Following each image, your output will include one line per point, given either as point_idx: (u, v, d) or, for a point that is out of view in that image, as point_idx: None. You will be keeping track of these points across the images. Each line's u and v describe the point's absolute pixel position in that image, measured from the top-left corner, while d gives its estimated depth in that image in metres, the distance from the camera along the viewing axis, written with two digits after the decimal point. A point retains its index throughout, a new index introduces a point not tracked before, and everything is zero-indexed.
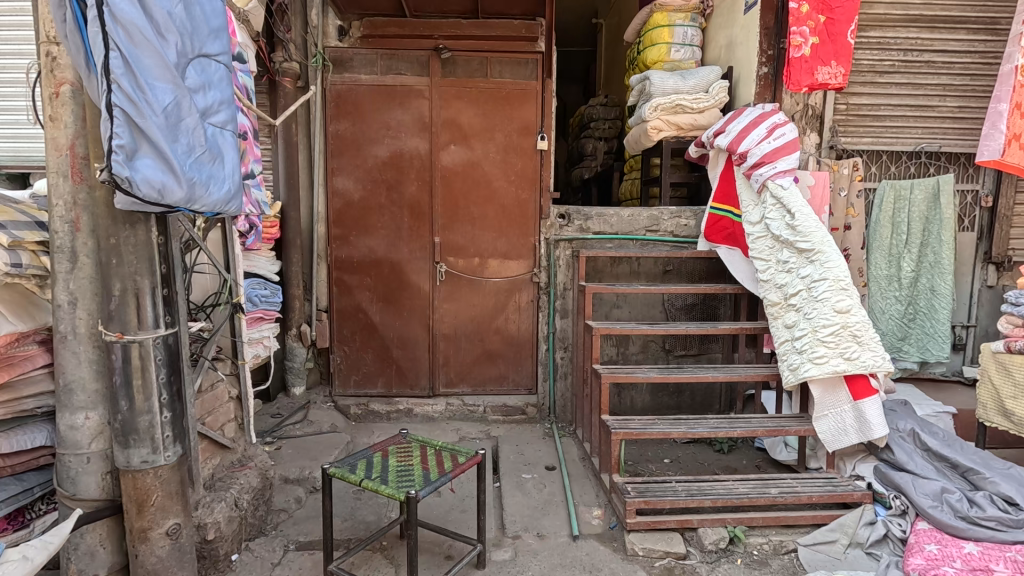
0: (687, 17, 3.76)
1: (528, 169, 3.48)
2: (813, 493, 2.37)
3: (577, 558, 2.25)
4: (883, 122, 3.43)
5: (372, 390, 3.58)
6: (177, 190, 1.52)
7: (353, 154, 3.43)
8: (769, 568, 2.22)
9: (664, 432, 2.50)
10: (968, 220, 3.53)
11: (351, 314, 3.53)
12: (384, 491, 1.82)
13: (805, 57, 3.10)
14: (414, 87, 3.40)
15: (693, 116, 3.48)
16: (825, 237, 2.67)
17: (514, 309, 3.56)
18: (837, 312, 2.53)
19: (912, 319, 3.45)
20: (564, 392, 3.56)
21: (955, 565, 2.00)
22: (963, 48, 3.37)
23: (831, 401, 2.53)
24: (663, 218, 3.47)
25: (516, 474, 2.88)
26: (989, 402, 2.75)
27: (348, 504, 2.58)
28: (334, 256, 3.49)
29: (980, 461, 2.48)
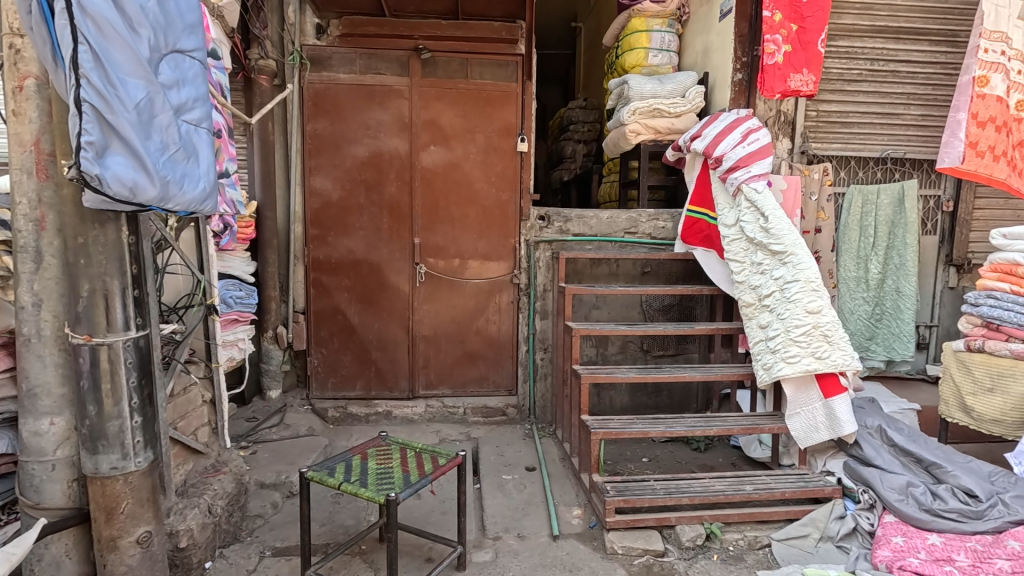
0: (664, 23, 3.84)
1: (507, 170, 3.50)
2: (786, 489, 2.44)
3: (557, 557, 2.26)
4: (851, 128, 3.55)
5: (351, 392, 3.53)
6: (149, 189, 1.48)
7: (331, 154, 3.38)
8: (743, 563, 2.27)
9: (642, 431, 2.53)
10: (931, 224, 3.67)
11: (329, 316, 3.48)
12: (364, 494, 1.80)
13: (778, 64, 3.19)
14: (394, 87, 3.37)
15: (670, 120, 3.56)
16: (797, 239, 2.75)
17: (495, 310, 3.57)
18: (808, 312, 2.61)
19: (880, 319, 3.57)
20: (544, 393, 3.58)
21: (919, 555, 2.08)
22: (925, 59, 3.51)
23: (803, 399, 2.60)
24: (641, 220, 3.53)
25: (497, 475, 2.89)
26: (950, 398, 2.85)
27: (327, 508, 2.55)
28: (312, 256, 3.43)
29: (942, 455, 2.57)
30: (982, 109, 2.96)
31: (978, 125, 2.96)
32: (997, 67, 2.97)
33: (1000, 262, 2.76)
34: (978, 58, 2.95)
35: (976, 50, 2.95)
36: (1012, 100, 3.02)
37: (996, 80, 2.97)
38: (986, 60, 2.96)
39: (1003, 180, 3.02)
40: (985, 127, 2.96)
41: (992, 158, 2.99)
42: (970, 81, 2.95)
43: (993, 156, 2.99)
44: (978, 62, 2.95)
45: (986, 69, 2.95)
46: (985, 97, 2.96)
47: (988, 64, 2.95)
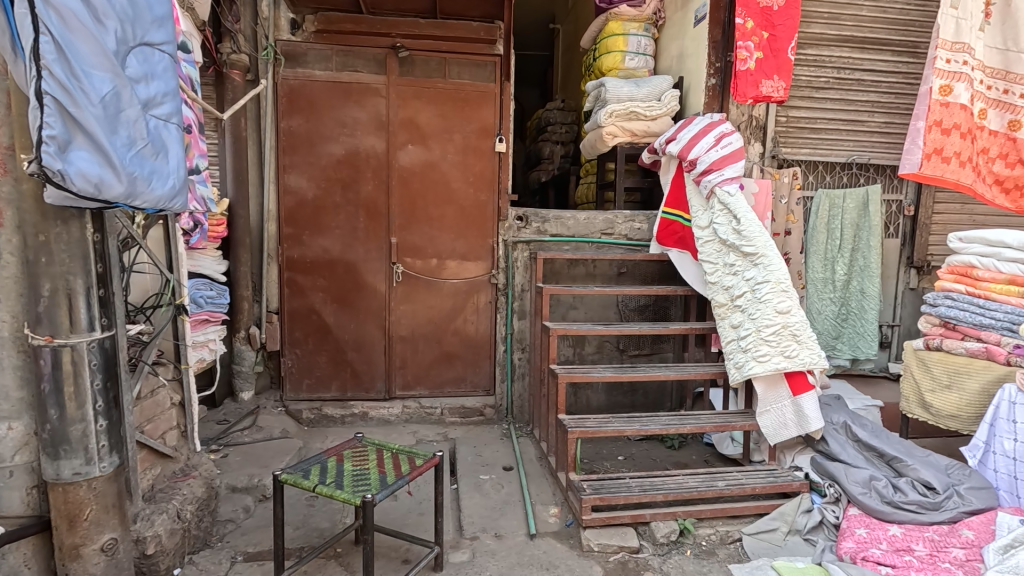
0: (640, 27, 3.91)
1: (485, 170, 3.50)
2: (756, 484, 2.50)
3: (534, 556, 2.28)
4: (820, 134, 3.67)
5: (326, 394, 3.49)
6: (115, 185, 1.44)
7: (306, 152, 3.33)
8: (716, 557, 2.32)
9: (618, 430, 2.56)
10: (893, 227, 3.81)
11: (303, 316, 3.42)
12: (339, 496, 1.77)
13: (750, 70, 3.27)
14: (371, 85, 3.34)
15: (646, 123, 3.62)
16: (767, 241, 2.82)
17: (472, 310, 3.57)
18: (778, 313, 2.68)
19: (845, 319, 3.69)
20: (521, 393, 3.59)
21: (881, 546, 2.17)
22: (888, 68, 3.65)
23: (773, 397, 2.67)
24: (618, 222, 3.57)
25: (474, 475, 2.89)
26: (910, 395, 2.96)
27: (301, 511, 2.51)
28: (286, 255, 3.37)
29: (903, 449, 2.65)
30: (946, 117, 3.03)
31: (941, 133, 3.03)
32: (960, 77, 3.03)
33: (956, 265, 2.90)
34: (940, 68, 3.00)
35: (938, 60, 3.00)
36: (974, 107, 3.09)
37: (959, 89, 3.03)
38: (948, 69, 3.01)
39: (969, 186, 3.12)
40: (948, 135, 3.04)
41: (958, 164, 3.08)
42: (933, 90, 3.00)
43: (960, 163, 3.08)
44: (939, 71, 3.01)
45: (947, 79, 3.01)
46: (947, 106, 3.02)
47: (949, 74, 3.01)
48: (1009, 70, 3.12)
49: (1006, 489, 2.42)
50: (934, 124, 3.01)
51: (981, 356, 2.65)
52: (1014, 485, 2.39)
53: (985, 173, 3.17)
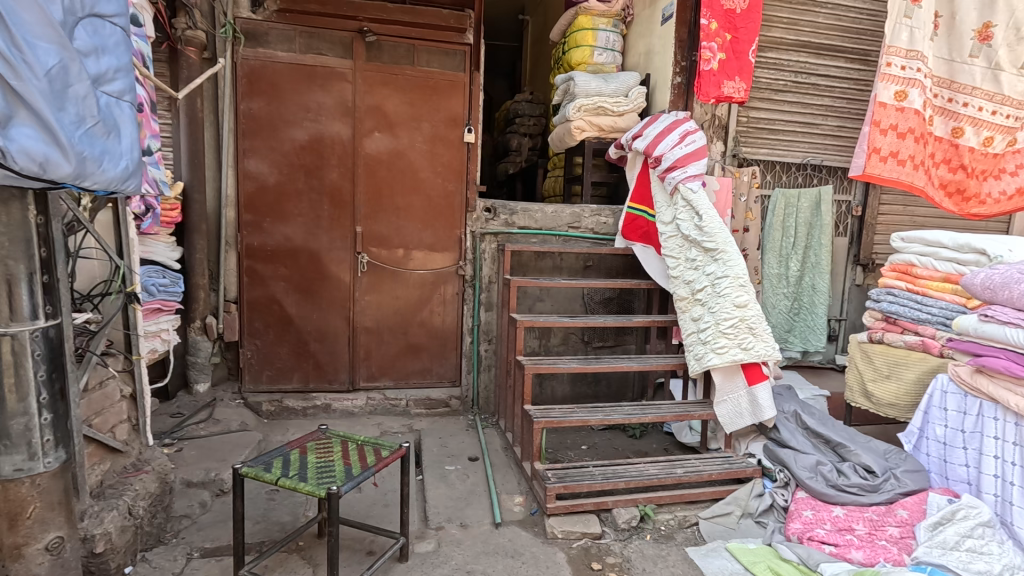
0: (609, 23, 3.94)
1: (454, 160, 3.47)
2: (712, 470, 2.61)
3: (499, 544, 2.30)
4: (777, 136, 3.81)
5: (287, 385, 3.40)
6: (63, 165, 1.36)
7: (267, 136, 3.22)
8: (674, 541, 2.40)
9: (582, 419, 2.62)
10: (842, 226, 4.02)
11: (263, 305, 3.32)
12: (303, 488, 1.74)
13: (714, 70, 3.34)
14: (337, 69, 3.25)
15: (613, 118, 3.67)
16: (727, 238, 2.91)
17: (439, 302, 3.55)
18: (736, 306, 2.78)
19: (798, 313, 3.88)
20: (487, 384, 3.61)
21: (825, 526, 2.32)
22: (841, 75, 3.82)
23: (729, 387, 2.79)
24: (585, 216, 3.62)
25: (440, 466, 2.90)
26: (854, 385, 3.15)
27: (261, 505, 2.44)
28: (245, 243, 3.26)
29: (847, 435, 2.81)
30: (901, 121, 3.19)
31: (896, 137, 3.19)
32: (914, 83, 3.19)
33: (897, 262, 3.05)
34: (895, 74, 3.16)
35: (893, 67, 3.16)
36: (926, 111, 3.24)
37: (912, 94, 3.19)
38: (901, 76, 3.17)
39: (921, 188, 3.30)
40: (902, 139, 3.20)
41: (912, 167, 3.25)
42: (889, 96, 3.17)
43: (913, 166, 3.25)
44: (894, 77, 3.17)
45: (901, 84, 3.17)
46: (902, 111, 3.19)
47: (903, 80, 3.17)
48: (954, 79, 3.31)
49: (937, 472, 2.58)
50: (889, 128, 3.17)
51: (917, 349, 2.83)
52: (944, 468, 2.55)
53: (932, 176, 3.35)
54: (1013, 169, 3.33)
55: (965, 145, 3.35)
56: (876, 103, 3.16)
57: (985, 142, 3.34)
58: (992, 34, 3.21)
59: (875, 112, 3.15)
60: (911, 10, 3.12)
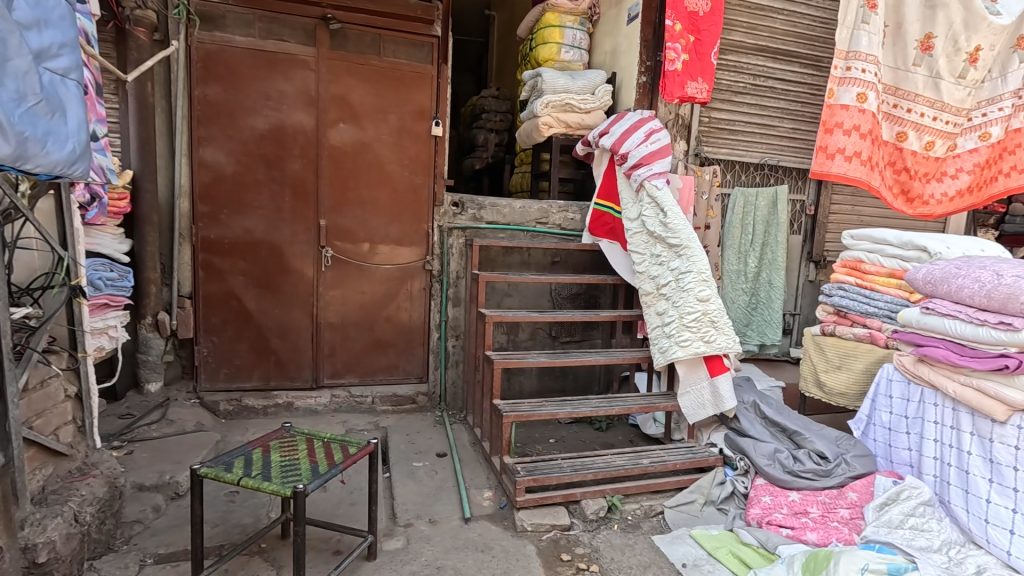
0: (576, 21, 3.97)
1: (421, 154, 3.43)
2: (677, 460, 2.69)
3: (469, 539, 2.29)
4: (737, 136, 3.94)
5: (246, 383, 3.28)
6: (3, 145, 1.26)
7: (225, 124, 3.08)
8: (641, 530, 2.45)
9: (551, 413, 2.64)
10: (797, 225, 4.20)
11: (221, 301, 3.19)
12: (267, 488, 1.68)
13: (678, 71, 3.43)
14: (299, 57, 3.14)
15: (580, 116, 3.71)
16: (691, 234, 2.99)
17: (406, 297, 3.50)
18: (699, 301, 2.86)
19: (755, 308, 4.03)
20: (454, 380, 3.58)
21: (783, 511, 2.42)
22: (796, 79, 3.98)
23: (693, 379, 2.87)
24: (552, 211, 3.64)
25: (407, 463, 2.87)
26: (808, 376, 3.30)
27: (220, 508, 2.35)
28: (201, 235, 3.11)
29: (801, 424, 2.94)
30: (862, 122, 3.35)
31: (859, 137, 3.35)
32: (872, 87, 3.35)
33: (848, 259, 3.22)
34: (856, 77, 3.32)
35: (854, 70, 3.33)
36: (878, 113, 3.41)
37: (870, 97, 3.35)
38: (862, 79, 3.33)
39: (877, 188, 3.47)
40: (863, 139, 3.36)
41: (869, 167, 3.42)
42: (851, 98, 3.33)
43: (870, 166, 3.42)
44: (855, 80, 3.33)
45: (863, 87, 3.33)
46: (863, 113, 3.34)
47: (864, 83, 3.33)
48: (898, 86, 3.49)
49: (882, 455, 2.74)
50: (851, 129, 3.34)
51: (865, 341, 2.98)
52: (889, 452, 2.70)
53: (884, 178, 3.53)
54: (953, 172, 3.60)
55: (908, 148, 3.54)
56: (838, 104, 3.34)
57: (927, 146, 3.56)
58: (933, 45, 3.41)
59: (837, 113, 3.33)
60: (868, 16, 3.29)
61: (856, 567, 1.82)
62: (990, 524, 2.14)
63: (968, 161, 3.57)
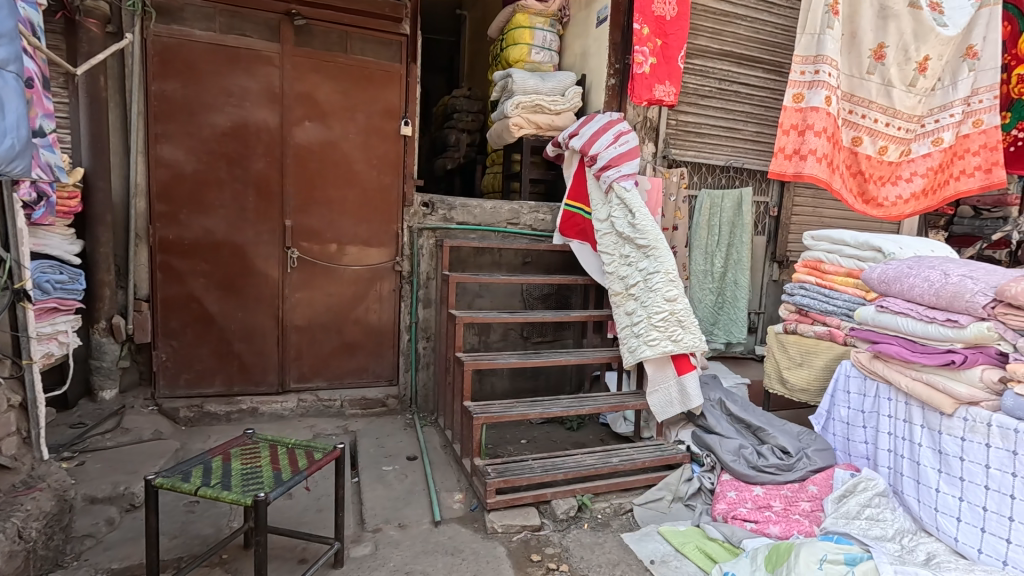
0: (546, 22, 3.99)
1: (390, 153, 3.38)
2: (646, 458, 2.73)
3: (439, 542, 2.27)
4: (704, 139, 4.02)
5: (208, 389, 3.17)
6: None
7: (183, 121, 2.98)
8: (610, 528, 2.48)
9: (522, 413, 2.64)
10: (761, 226, 4.31)
11: (180, 304, 3.07)
12: (226, 497, 1.62)
13: (646, 74, 3.47)
14: (262, 53, 3.06)
15: (551, 117, 3.72)
16: (659, 235, 3.03)
17: (375, 298, 3.45)
18: (667, 300, 2.90)
19: (721, 307, 4.13)
20: (425, 382, 3.55)
21: (747, 505, 2.48)
22: (759, 84, 4.10)
23: (661, 377, 2.91)
24: (523, 212, 3.65)
25: (377, 467, 2.83)
26: (772, 372, 3.39)
27: (179, 519, 2.27)
28: (158, 236, 2.99)
29: (765, 419, 3.02)
30: (827, 125, 3.46)
31: (826, 139, 3.46)
32: (835, 91, 3.46)
33: (809, 259, 3.32)
34: (824, 81, 3.43)
35: (822, 74, 3.43)
36: (836, 115, 3.51)
37: (834, 101, 3.47)
38: (829, 82, 3.43)
39: (837, 190, 3.59)
40: (828, 142, 3.47)
41: (831, 169, 3.53)
42: (819, 101, 3.44)
43: (831, 168, 3.53)
44: (823, 83, 3.43)
45: (829, 91, 3.44)
46: (828, 116, 3.45)
47: (830, 86, 3.44)
48: (854, 93, 3.62)
49: (841, 449, 2.84)
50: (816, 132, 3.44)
51: (825, 338, 3.08)
52: (847, 445, 2.80)
53: (844, 181, 3.65)
54: (907, 176, 3.74)
55: (864, 153, 3.67)
56: (809, 107, 3.44)
57: (881, 151, 3.70)
58: (885, 54, 3.55)
59: (809, 116, 3.43)
60: (833, 22, 3.39)
61: (815, 559, 1.87)
62: (939, 513, 2.24)
63: (921, 165, 3.72)
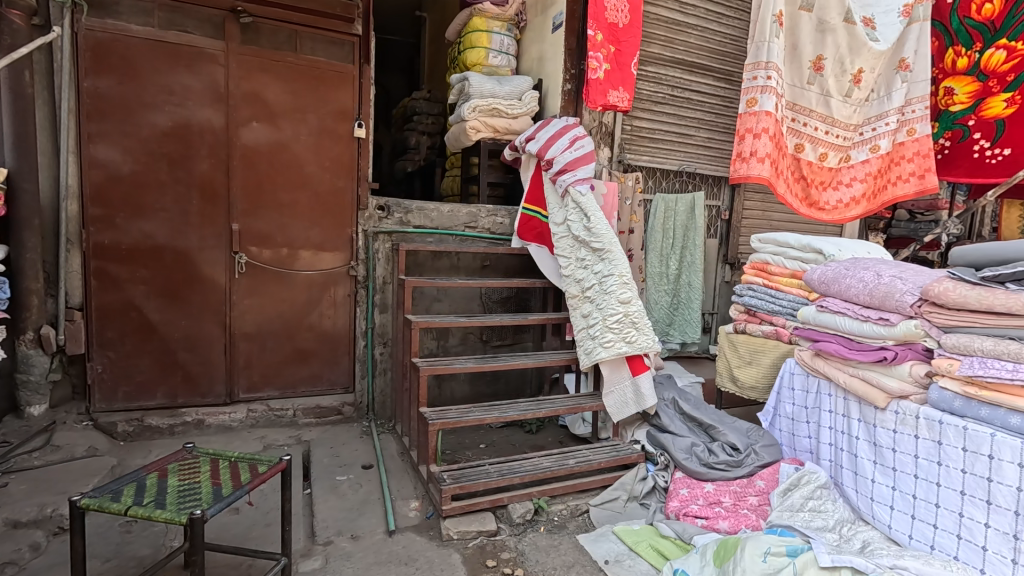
0: (503, 27, 4.00)
1: (343, 155, 3.31)
2: (602, 459, 2.76)
3: (393, 552, 2.23)
4: (658, 144, 4.12)
5: (150, 401, 3.02)
6: None
7: (120, 120, 2.83)
8: (566, 530, 2.50)
9: (479, 418, 2.62)
10: (713, 229, 4.45)
11: (118, 312, 2.92)
12: (160, 516, 1.54)
13: (600, 80, 3.53)
14: (206, 51, 2.94)
15: (508, 120, 3.73)
16: (613, 238, 3.07)
17: (329, 304, 3.37)
18: (621, 303, 2.94)
19: (676, 308, 4.24)
20: (383, 388, 3.49)
21: (698, 502, 2.55)
22: (710, 92, 4.23)
23: (616, 378, 2.96)
24: (481, 215, 3.64)
25: (330, 477, 2.76)
26: (724, 371, 3.49)
27: (113, 540, 2.15)
28: (93, 241, 2.83)
29: (716, 417, 3.09)
30: (775, 130, 3.58)
31: (774, 143, 3.58)
32: (780, 99, 3.61)
33: (757, 261, 3.43)
34: (772, 86, 3.55)
35: (771, 80, 3.56)
36: (780, 120, 3.64)
37: (780, 108, 3.61)
38: (775, 88, 3.56)
39: (783, 195, 3.72)
40: (775, 147, 3.61)
41: (777, 174, 3.67)
42: (771, 105, 3.55)
43: (777, 172, 3.67)
44: (771, 89, 3.55)
45: (778, 96, 3.57)
46: (775, 122, 3.58)
47: (776, 91, 3.57)
48: (796, 102, 3.78)
49: (787, 444, 2.95)
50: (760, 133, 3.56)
51: (772, 337, 3.19)
52: (792, 441, 2.92)
53: (790, 186, 3.80)
54: (847, 181, 3.93)
55: (805, 159, 3.83)
56: (761, 111, 3.55)
57: (821, 157, 3.88)
58: (823, 66, 3.73)
59: (761, 120, 3.54)
60: (777, 32, 3.55)
61: (759, 552, 1.93)
62: (875, 502, 2.36)
63: (860, 171, 3.92)
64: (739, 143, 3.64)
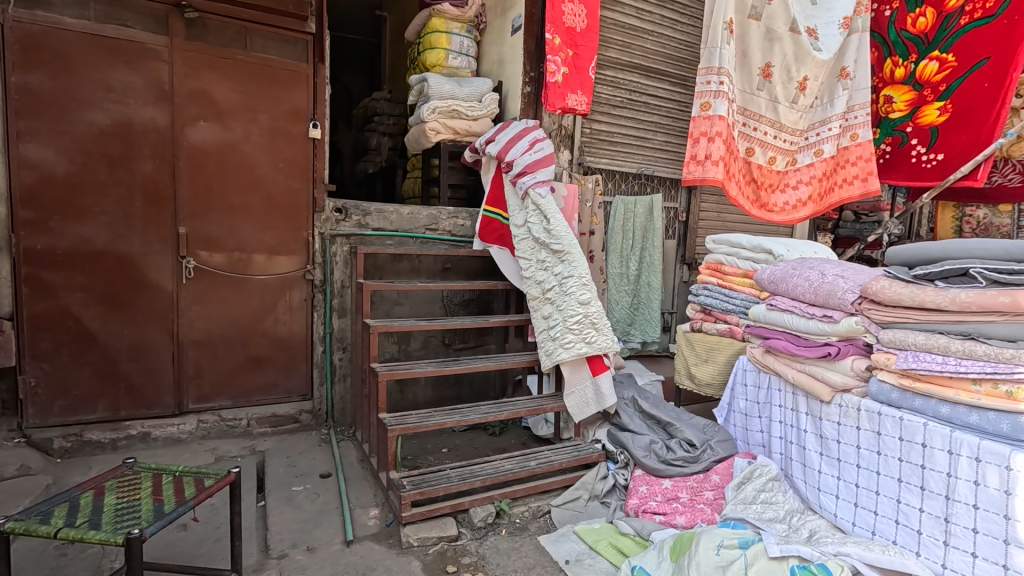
0: (462, 28, 3.98)
1: (297, 156, 3.22)
2: (563, 459, 2.78)
3: (350, 563, 2.18)
4: (616, 147, 4.19)
5: (90, 415, 2.86)
6: None
7: (53, 118, 2.67)
8: (528, 531, 2.50)
9: (439, 422, 2.59)
10: (671, 230, 4.56)
11: (53, 321, 2.75)
12: (94, 537, 1.46)
13: (559, 83, 3.56)
14: (148, 46, 2.81)
15: (468, 122, 3.72)
16: (572, 240, 3.10)
17: (285, 309, 3.27)
18: (581, 303, 2.96)
19: (637, 308, 4.32)
20: (342, 394, 3.42)
21: (657, 498, 2.60)
22: (667, 96, 4.33)
23: (577, 379, 2.98)
24: (441, 218, 3.62)
25: (286, 488, 2.67)
26: (682, 369, 3.57)
27: (47, 565, 2.02)
28: (23, 246, 2.66)
29: (674, 415, 3.15)
30: (727, 134, 3.69)
31: (726, 147, 3.69)
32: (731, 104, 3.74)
33: (712, 261, 3.53)
34: (724, 91, 3.66)
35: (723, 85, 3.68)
36: (732, 124, 3.76)
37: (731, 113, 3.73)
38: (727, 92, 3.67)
39: (734, 197, 3.85)
40: (727, 150, 3.72)
41: (729, 177, 3.79)
42: (723, 110, 3.67)
43: (729, 175, 3.79)
44: (723, 93, 3.66)
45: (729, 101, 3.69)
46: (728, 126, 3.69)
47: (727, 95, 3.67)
48: (747, 107, 3.92)
49: (741, 439, 3.04)
50: (714, 136, 3.66)
51: (726, 335, 3.29)
52: (746, 435, 3.01)
53: (741, 189, 3.92)
54: (794, 184, 4.10)
55: (755, 162, 3.98)
56: (713, 115, 3.66)
57: (770, 161, 4.03)
58: (771, 73, 3.89)
59: (713, 123, 3.65)
60: (728, 38, 3.67)
61: (713, 545, 1.99)
62: (822, 492, 2.46)
63: (805, 174, 4.08)
64: (693, 146, 3.74)
